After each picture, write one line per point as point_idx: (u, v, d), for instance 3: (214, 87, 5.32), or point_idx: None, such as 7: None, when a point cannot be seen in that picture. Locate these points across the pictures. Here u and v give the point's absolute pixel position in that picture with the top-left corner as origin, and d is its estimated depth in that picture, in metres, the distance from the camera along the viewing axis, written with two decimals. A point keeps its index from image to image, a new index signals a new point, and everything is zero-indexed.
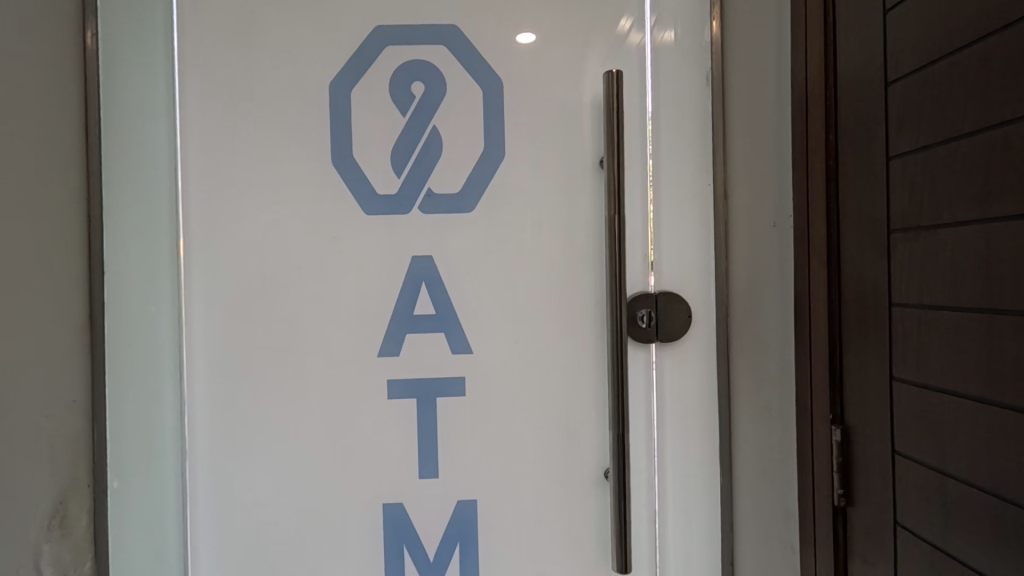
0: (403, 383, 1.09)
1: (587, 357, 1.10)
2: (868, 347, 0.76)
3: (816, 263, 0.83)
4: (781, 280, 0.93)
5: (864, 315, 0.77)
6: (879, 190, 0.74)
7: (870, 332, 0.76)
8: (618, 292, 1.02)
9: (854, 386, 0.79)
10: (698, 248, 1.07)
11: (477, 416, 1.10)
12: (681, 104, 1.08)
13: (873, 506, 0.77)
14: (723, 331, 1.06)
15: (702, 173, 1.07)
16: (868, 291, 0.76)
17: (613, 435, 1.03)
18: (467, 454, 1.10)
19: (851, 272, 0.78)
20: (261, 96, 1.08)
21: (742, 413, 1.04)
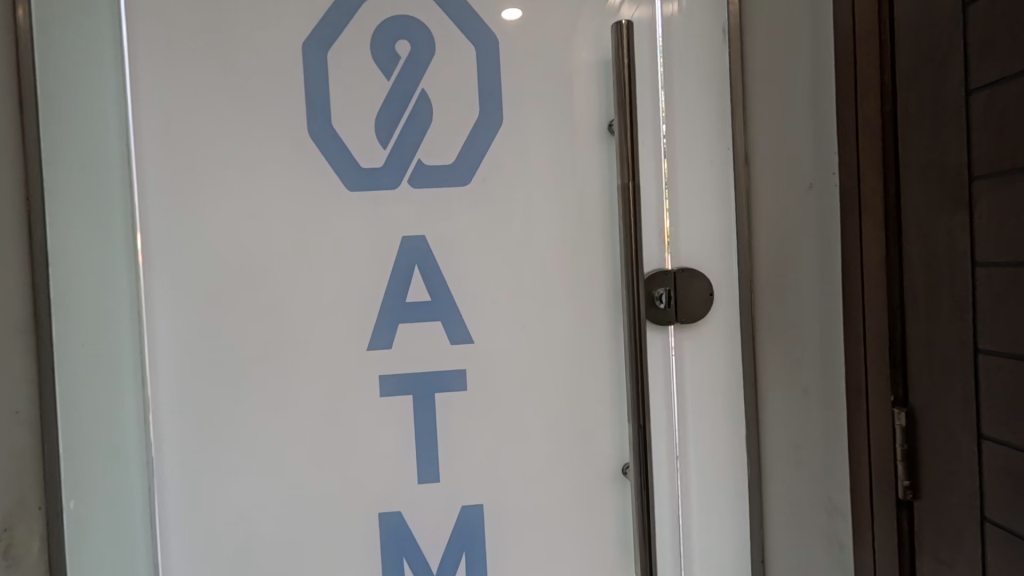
0: (397, 378, 0.98)
1: (599, 342, 1.00)
2: (940, 317, 0.68)
3: (869, 227, 0.74)
4: (822, 251, 0.84)
5: (935, 282, 0.69)
6: (955, 136, 0.66)
7: (944, 300, 0.68)
8: (634, 269, 0.92)
9: (921, 361, 0.71)
10: (717, 219, 0.97)
11: (480, 412, 0.99)
12: (696, 61, 0.97)
13: (947, 497, 0.70)
14: (747, 308, 0.96)
15: (720, 136, 0.97)
16: (939, 255, 0.68)
17: (632, 428, 0.93)
18: (471, 454, 0.99)
19: (916, 235, 0.70)
20: (222, 61, 0.95)
21: (771, 399, 0.94)
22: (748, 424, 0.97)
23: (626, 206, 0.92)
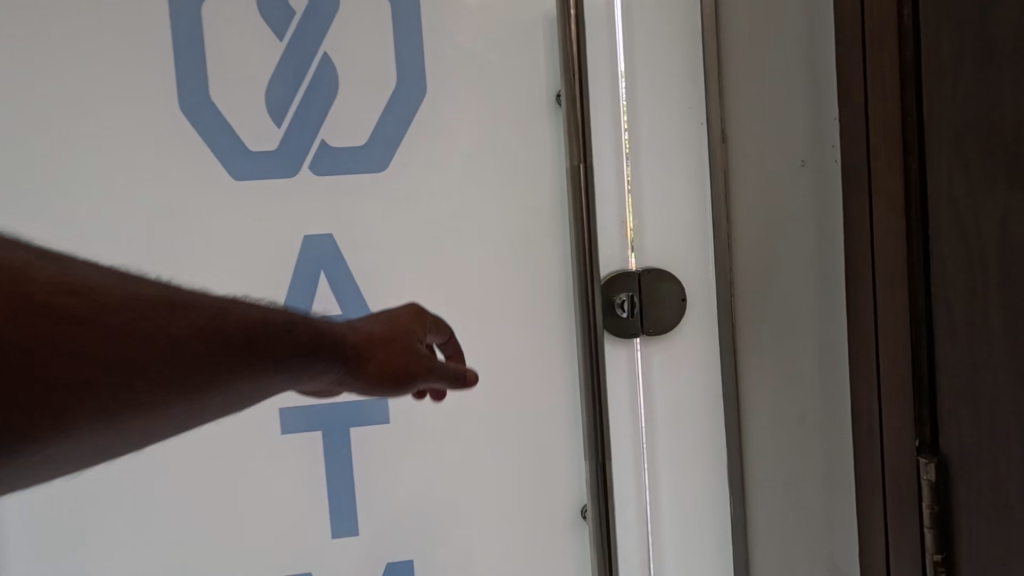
0: (303, 410, 0.80)
1: (550, 361, 0.82)
2: (996, 315, 0.43)
3: (880, 183, 0.50)
4: (820, 237, 0.64)
5: (989, 261, 0.44)
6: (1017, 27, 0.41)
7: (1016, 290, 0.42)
8: (587, 271, 0.74)
9: (963, 382, 0.46)
10: (689, 209, 0.81)
11: (407, 450, 0.81)
12: (661, 17, 0.80)
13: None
14: (726, 316, 0.78)
15: (692, 107, 0.81)
16: (993, 219, 0.43)
17: (591, 467, 0.77)
18: (396, 501, 0.81)
19: (953, 189, 0.45)
20: (69, 20, 0.76)
21: (756, 425, 0.77)
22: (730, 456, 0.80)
23: (578, 195, 0.75)
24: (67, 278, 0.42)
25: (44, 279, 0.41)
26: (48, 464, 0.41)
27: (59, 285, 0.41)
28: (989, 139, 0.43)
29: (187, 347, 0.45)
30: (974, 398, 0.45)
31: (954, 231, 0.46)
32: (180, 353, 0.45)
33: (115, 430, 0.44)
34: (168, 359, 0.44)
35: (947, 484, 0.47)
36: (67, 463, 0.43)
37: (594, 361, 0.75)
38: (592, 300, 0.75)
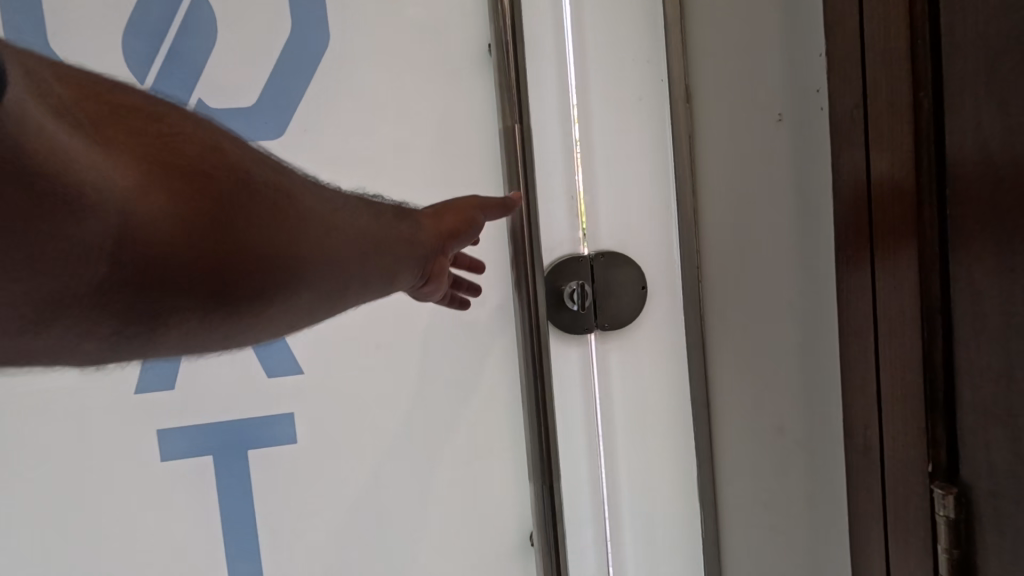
0: (194, 429, 0.74)
1: (480, 367, 0.77)
2: None
3: (883, 130, 0.38)
4: (800, 208, 0.52)
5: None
6: None
7: None
8: (527, 258, 0.61)
9: (1001, 394, 0.33)
10: (648, 181, 0.69)
11: (319, 467, 0.76)
12: None
13: None
14: (693, 305, 0.67)
15: (650, 60, 0.68)
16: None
17: (536, 488, 0.65)
18: (312, 522, 0.77)
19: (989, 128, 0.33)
20: None
21: (730, 437, 0.65)
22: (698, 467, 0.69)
23: (515, 165, 0.61)
24: (202, 132, 0.38)
25: (175, 131, 0.37)
26: (198, 326, 0.38)
27: (187, 134, 0.37)
28: None
29: (330, 216, 0.43)
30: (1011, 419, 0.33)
31: (980, 191, 0.33)
32: (317, 214, 0.42)
33: (290, 306, 0.42)
34: (313, 215, 0.42)
35: (969, 526, 0.36)
36: (236, 323, 0.39)
37: (539, 367, 0.62)
38: (535, 292, 0.61)
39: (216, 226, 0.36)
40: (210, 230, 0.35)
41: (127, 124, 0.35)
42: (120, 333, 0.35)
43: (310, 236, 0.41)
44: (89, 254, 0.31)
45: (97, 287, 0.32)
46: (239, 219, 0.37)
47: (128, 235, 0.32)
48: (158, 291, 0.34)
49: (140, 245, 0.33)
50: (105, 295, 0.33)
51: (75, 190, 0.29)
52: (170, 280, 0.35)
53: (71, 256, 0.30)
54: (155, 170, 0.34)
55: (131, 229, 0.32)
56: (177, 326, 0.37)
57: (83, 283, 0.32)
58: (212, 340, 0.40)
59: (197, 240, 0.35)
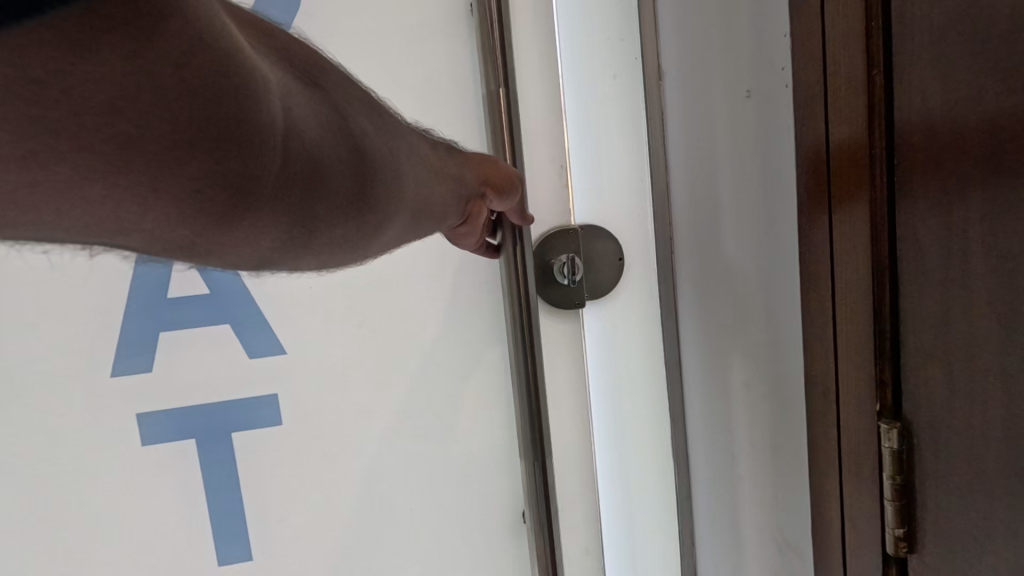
0: (174, 413, 0.75)
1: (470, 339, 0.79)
2: (975, 263, 0.35)
3: (841, 108, 0.42)
4: (765, 180, 0.56)
5: (961, 193, 0.35)
6: None
7: (994, 230, 0.34)
8: (515, 232, 0.64)
9: (932, 345, 0.38)
10: (626, 156, 0.72)
11: (306, 444, 0.78)
12: None
13: (961, 561, 0.39)
14: (668, 269, 0.72)
15: (626, 38, 0.70)
16: (966, 141, 0.35)
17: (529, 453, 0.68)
18: (301, 497, 0.79)
19: (925, 108, 0.37)
20: None
21: (702, 395, 0.70)
22: (673, 421, 0.74)
23: (500, 137, 0.64)
24: (315, 53, 0.43)
25: (290, 49, 0.41)
26: (335, 235, 0.44)
27: (302, 54, 0.42)
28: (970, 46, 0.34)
29: (416, 146, 0.52)
30: (945, 357, 0.38)
31: (924, 156, 0.37)
32: (405, 139, 0.50)
33: (395, 218, 0.49)
34: (404, 142, 0.50)
35: (911, 455, 0.41)
36: (359, 230, 0.45)
37: (527, 336, 0.65)
38: (525, 265, 0.64)
39: (348, 135, 0.42)
40: (344, 140, 0.42)
41: (262, 40, 0.39)
42: (281, 241, 0.40)
43: (406, 157, 0.49)
44: (269, 143, 0.35)
45: (272, 187, 0.37)
46: (361, 132, 0.44)
47: (292, 137, 0.37)
48: (312, 197, 0.40)
49: (300, 147, 0.37)
50: (273, 199, 0.37)
51: (256, 91, 0.33)
52: (323, 185, 0.40)
53: (255, 143, 0.34)
54: (293, 80, 0.39)
55: (292, 130, 0.37)
56: (321, 238, 0.43)
57: (266, 171, 0.35)
58: (340, 248, 0.46)
59: (336, 144, 0.41)
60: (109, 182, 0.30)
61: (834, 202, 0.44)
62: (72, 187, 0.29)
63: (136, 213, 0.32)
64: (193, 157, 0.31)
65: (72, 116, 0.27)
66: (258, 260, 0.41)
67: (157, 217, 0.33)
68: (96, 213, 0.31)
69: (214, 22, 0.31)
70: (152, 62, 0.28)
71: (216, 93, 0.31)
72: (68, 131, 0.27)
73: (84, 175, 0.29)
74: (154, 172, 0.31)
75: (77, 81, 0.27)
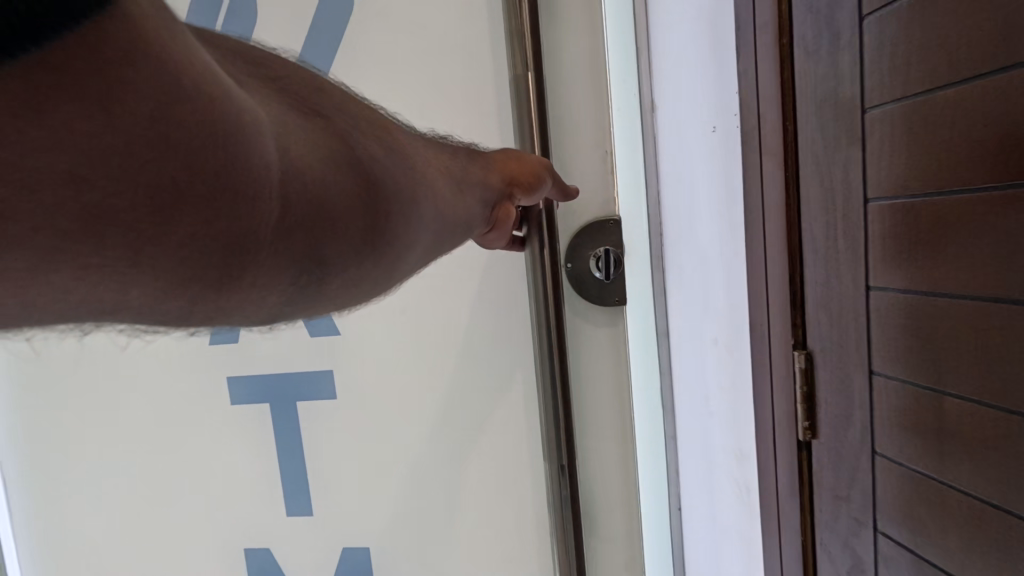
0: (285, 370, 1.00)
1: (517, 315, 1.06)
2: (840, 249, 0.57)
3: (767, 153, 0.64)
4: (723, 189, 0.75)
5: (830, 205, 0.58)
6: (846, 47, 0.54)
7: (842, 229, 0.57)
8: (544, 226, 0.84)
9: (819, 301, 0.61)
10: (625, 172, 0.95)
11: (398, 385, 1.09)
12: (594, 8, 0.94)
13: (840, 436, 0.61)
14: (659, 259, 0.94)
15: (625, 87, 0.94)
16: (835, 173, 0.57)
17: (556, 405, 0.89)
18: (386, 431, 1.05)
19: (812, 155, 0.59)
20: None
21: (682, 353, 0.91)
22: (663, 374, 0.96)
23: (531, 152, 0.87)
24: (308, 90, 0.51)
25: (286, 91, 0.48)
26: (343, 260, 0.50)
27: (296, 94, 0.49)
28: (835, 119, 0.56)
29: (419, 164, 0.60)
30: (827, 305, 0.60)
31: (812, 162, 0.59)
32: (403, 161, 0.57)
33: (391, 239, 0.54)
34: (404, 164, 0.56)
35: (810, 373, 0.63)
36: (360, 252, 0.51)
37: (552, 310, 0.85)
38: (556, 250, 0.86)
39: (352, 167, 0.49)
40: (346, 171, 0.48)
41: (258, 85, 0.46)
42: (289, 285, 0.47)
43: (408, 176, 0.56)
44: (263, 191, 0.40)
45: (270, 233, 0.42)
46: (359, 161, 0.50)
47: (286, 178, 0.42)
48: (318, 234, 0.46)
49: (293, 187, 0.43)
50: (276, 240, 0.43)
51: (247, 145, 0.39)
52: (320, 218, 0.46)
53: (252, 193, 0.40)
54: (289, 122, 0.45)
55: (286, 173, 0.42)
56: (329, 268, 0.49)
57: (263, 218, 0.41)
58: (345, 274, 0.51)
59: (335, 175, 0.47)
60: (73, 261, 0.33)
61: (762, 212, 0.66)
62: (44, 264, 0.33)
63: (118, 274, 0.36)
64: (180, 223, 0.36)
65: (52, 194, 0.31)
66: (264, 308, 0.48)
67: (140, 290, 0.37)
68: (66, 285, 0.34)
69: (201, 84, 0.36)
70: (122, 134, 0.33)
71: (199, 151, 0.36)
72: (46, 202, 0.31)
73: (51, 256, 0.33)
74: (136, 243, 0.35)
75: (54, 168, 0.31)
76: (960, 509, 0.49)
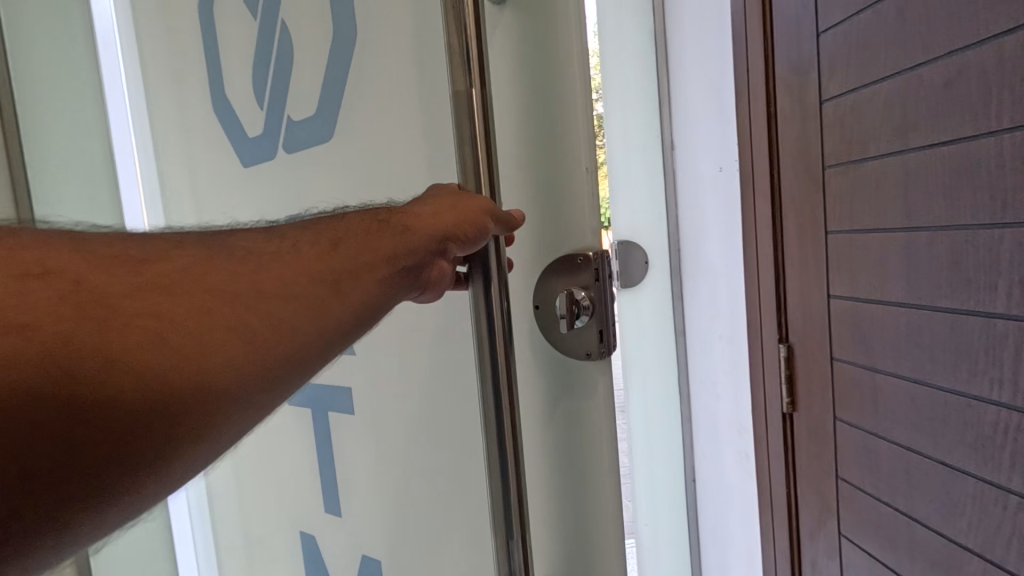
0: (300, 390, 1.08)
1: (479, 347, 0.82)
2: (809, 267, 0.77)
3: (759, 197, 0.83)
4: (727, 214, 0.98)
5: (805, 234, 0.77)
6: (814, 127, 0.73)
7: (810, 252, 0.76)
8: (499, 267, 0.59)
9: (797, 306, 0.80)
10: (651, 197, 1.03)
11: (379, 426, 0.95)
12: (624, 45, 1.00)
13: (814, 407, 0.80)
14: (677, 271, 1.06)
15: (651, 121, 1.01)
16: (807, 213, 0.76)
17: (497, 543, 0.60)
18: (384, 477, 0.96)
19: (791, 199, 0.79)
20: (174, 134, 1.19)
21: (697, 351, 1.06)
22: (681, 370, 1.06)
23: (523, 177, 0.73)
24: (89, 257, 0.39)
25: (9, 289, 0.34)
26: (211, 449, 0.40)
27: (52, 283, 0.35)
28: (807, 175, 0.75)
29: (287, 287, 0.44)
30: (802, 308, 0.79)
31: (793, 204, 0.78)
32: (254, 302, 0.42)
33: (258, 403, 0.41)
34: (257, 307, 0.42)
35: (790, 359, 0.83)
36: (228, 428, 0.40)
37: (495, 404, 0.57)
38: (508, 321, 0.59)
39: (139, 357, 0.36)
40: (152, 362, 0.36)
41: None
42: (64, 531, 0.36)
43: (284, 316, 0.43)
44: (144, 425, 0.36)
45: (154, 454, 0.37)
46: (155, 357, 0.36)
47: (138, 403, 0.35)
48: (111, 456, 0.35)
49: (127, 419, 0.35)
50: (170, 459, 0.38)
51: (104, 407, 0.35)
52: (166, 424, 0.37)
53: (136, 434, 0.36)
54: (32, 366, 0.32)
55: (122, 405, 0.35)
56: (201, 458, 0.40)
57: (146, 448, 0.36)
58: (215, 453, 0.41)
59: (161, 366, 0.36)
60: None
61: (756, 238, 0.85)
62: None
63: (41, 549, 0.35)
64: (52, 500, 0.34)
65: None
66: (59, 553, 0.37)
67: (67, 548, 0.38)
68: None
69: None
70: None
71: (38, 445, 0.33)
72: None
73: None
74: (52, 531, 0.35)
75: None
76: (878, 457, 0.68)
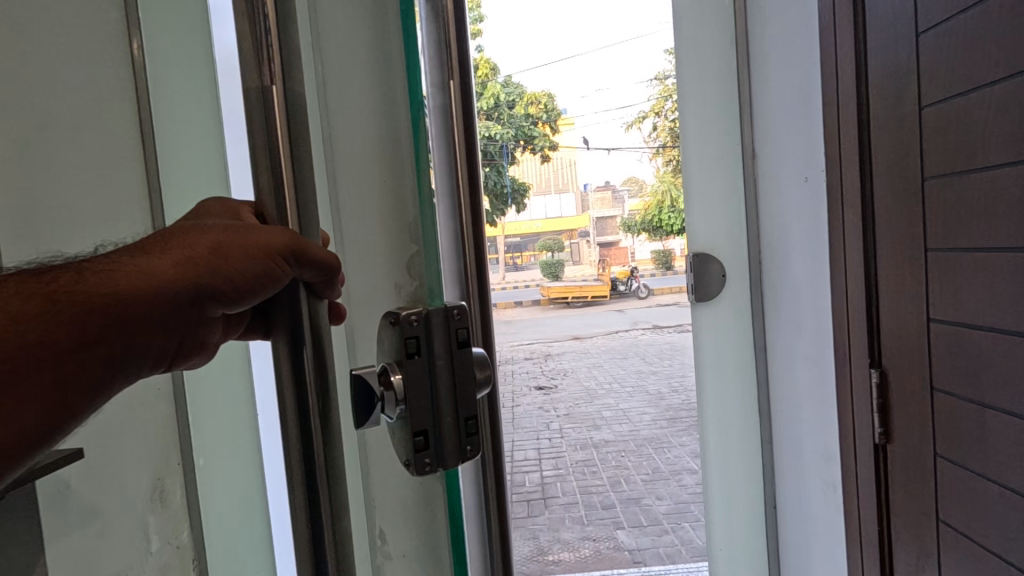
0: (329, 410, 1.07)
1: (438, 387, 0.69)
2: (905, 288, 0.70)
3: (848, 211, 0.78)
4: (813, 230, 0.88)
5: (900, 251, 0.70)
6: (911, 139, 0.67)
7: (906, 270, 0.70)
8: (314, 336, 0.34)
9: (891, 330, 0.74)
10: (728, 209, 1.04)
11: None
12: (703, 60, 1.02)
13: (910, 441, 0.73)
14: (757, 285, 1.04)
15: (729, 135, 1.02)
16: (902, 229, 0.70)
17: None
18: None
19: (885, 213, 0.73)
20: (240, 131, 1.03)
21: (779, 370, 1.01)
22: (760, 385, 1.04)
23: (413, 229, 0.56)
24: None
25: None
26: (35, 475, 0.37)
27: None
28: (902, 188, 0.69)
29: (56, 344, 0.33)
30: (898, 332, 0.72)
31: (886, 218, 0.72)
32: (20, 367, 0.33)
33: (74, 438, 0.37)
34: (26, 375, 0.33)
35: (883, 388, 0.76)
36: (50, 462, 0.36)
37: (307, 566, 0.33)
38: (331, 392, 0.34)
39: None
40: None
41: None
42: None
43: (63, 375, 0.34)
44: None
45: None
46: None
47: None
48: None
49: None
50: None
51: None
52: None
53: None
54: None
55: None
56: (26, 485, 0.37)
57: None
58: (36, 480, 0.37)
59: None
60: None
61: (845, 254, 0.79)
62: None
63: None
64: None
65: None
66: None
67: None
68: None
69: None
70: None
71: None
72: None
73: None
74: None
75: None
76: (986, 499, 0.61)
